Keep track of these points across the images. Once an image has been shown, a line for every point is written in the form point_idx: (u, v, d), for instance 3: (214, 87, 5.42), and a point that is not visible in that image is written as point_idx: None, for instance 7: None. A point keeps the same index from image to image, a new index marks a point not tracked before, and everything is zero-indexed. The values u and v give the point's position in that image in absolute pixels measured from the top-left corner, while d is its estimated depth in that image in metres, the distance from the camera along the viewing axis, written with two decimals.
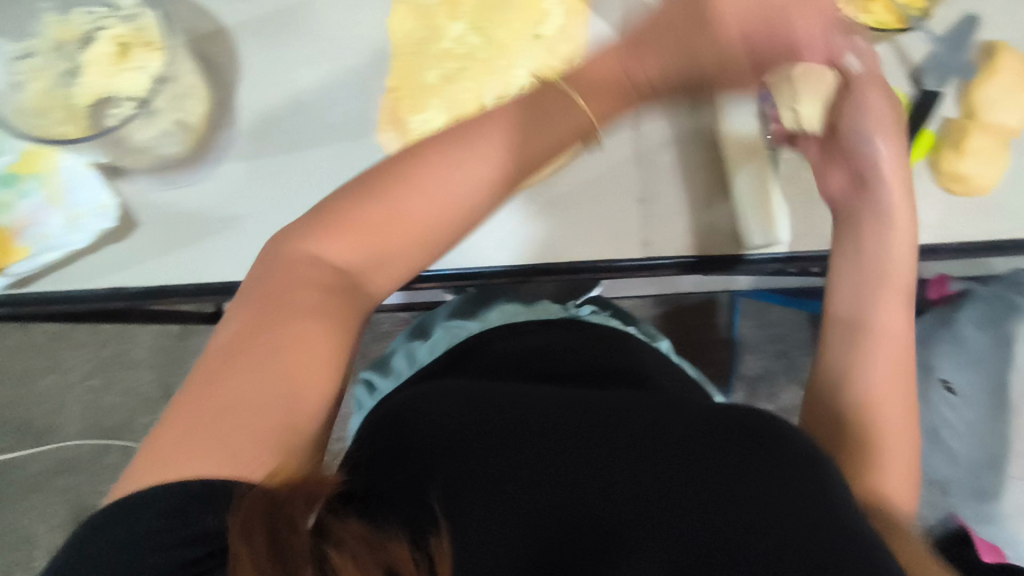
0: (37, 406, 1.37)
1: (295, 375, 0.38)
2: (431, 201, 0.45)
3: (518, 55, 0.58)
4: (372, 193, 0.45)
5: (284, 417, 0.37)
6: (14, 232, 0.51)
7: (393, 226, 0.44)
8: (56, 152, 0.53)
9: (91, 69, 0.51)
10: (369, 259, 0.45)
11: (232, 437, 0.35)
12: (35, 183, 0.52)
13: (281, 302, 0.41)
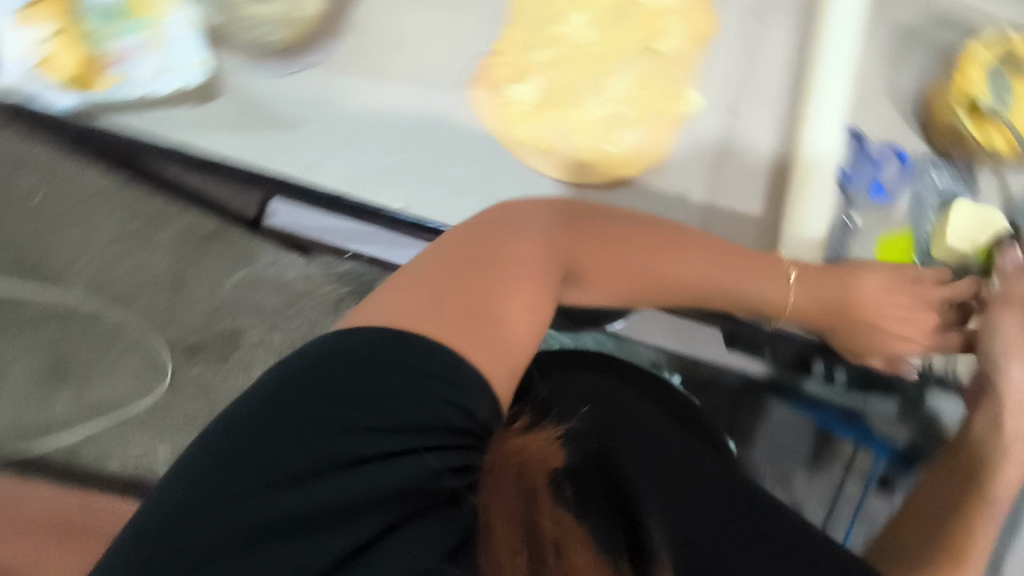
0: (52, 252, 1.41)
1: (505, 317, 0.47)
2: (605, 268, 0.57)
3: (626, 64, 0.65)
4: (571, 222, 0.55)
5: (492, 325, 0.45)
6: (108, 61, 0.66)
7: (539, 296, 0.50)
8: (170, 10, 0.67)
9: None
10: (573, 258, 0.55)
11: (461, 336, 0.44)
12: (129, 25, 0.67)
13: (490, 261, 0.49)
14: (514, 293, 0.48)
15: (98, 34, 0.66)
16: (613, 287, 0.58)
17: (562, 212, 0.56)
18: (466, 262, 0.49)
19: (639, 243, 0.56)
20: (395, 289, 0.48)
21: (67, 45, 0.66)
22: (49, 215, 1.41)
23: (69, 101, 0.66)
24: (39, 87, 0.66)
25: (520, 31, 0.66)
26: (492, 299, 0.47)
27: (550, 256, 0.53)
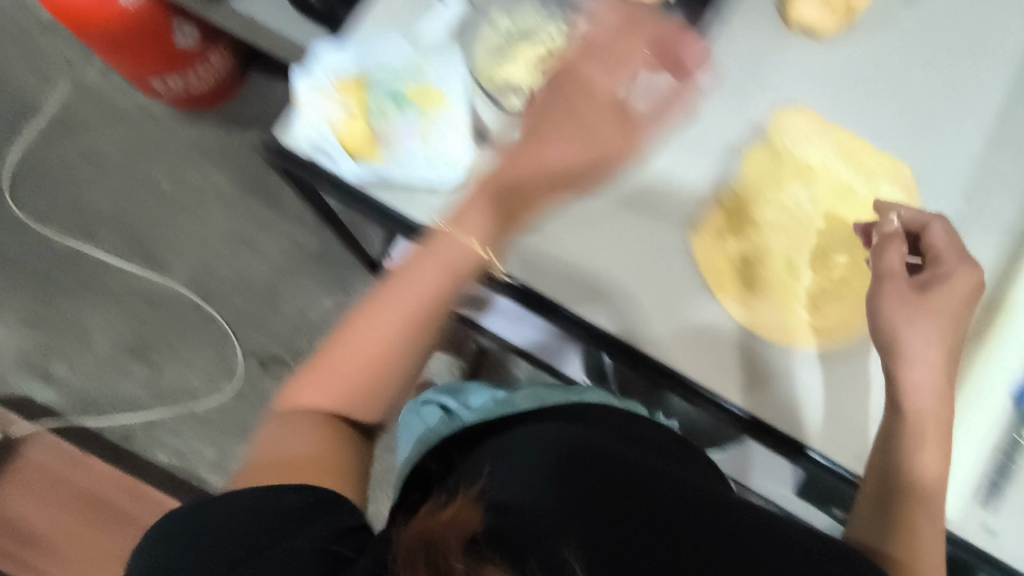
0: (142, 258, 1.55)
1: (342, 373, 0.67)
2: (378, 321, 0.66)
3: (811, 185, 0.82)
4: (359, 329, 0.67)
5: (345, 389, 0.67)
6: (387, 142, 0.78)
7: (358, 403, 0.67)
8: (443, 106, 0.80)
9: (517, 74, 0.81)
10: (356, 381, 0.67)
11: (324, 390, 0.66)
12: (415, 113, 0.79)
13: (330, 369, 0.67)
14: (308, 430, 0.64)
15: (381, 117, 0.79)
16: (361, 380, 0.67)
17: (361, 314, 0.67)
18: (324, 381, 0.67)
19: (382, 350, 0.67)
20: (306, 381, 0.68)
21: (362, 125, 0.78)
22: (152, 199, 1.56)
23: (350, 166, 0.77)
24: (338, 162, 0.78)
25: (766, 182, 0.82)
26: (348, 404, 0.67)
27: (375, 352, 0.66)
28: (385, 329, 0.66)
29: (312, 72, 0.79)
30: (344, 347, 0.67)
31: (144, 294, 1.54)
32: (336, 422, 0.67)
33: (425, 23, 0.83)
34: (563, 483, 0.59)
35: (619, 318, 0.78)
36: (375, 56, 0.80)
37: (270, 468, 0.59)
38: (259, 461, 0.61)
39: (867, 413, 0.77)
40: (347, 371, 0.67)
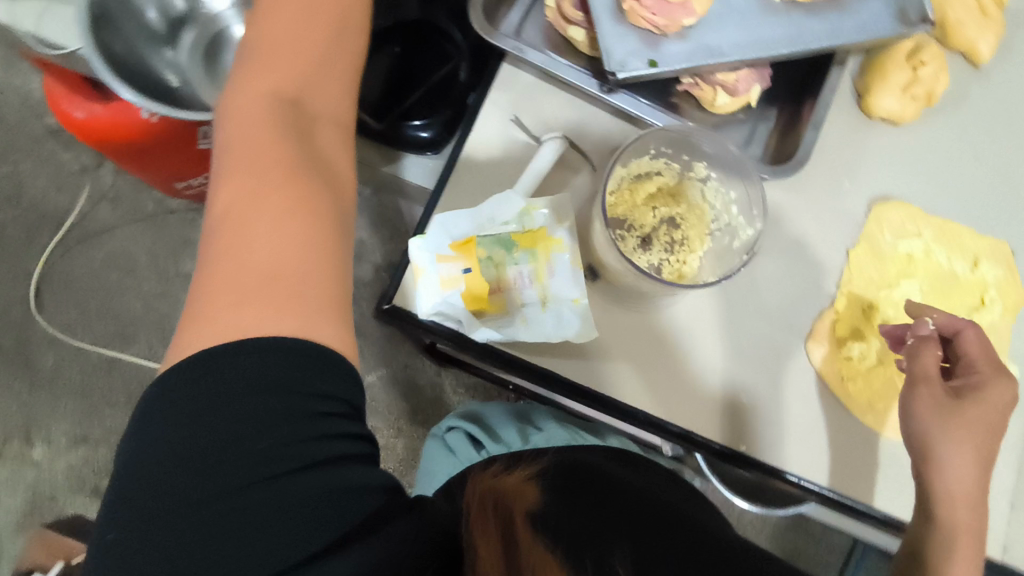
0: (100, 319, 1.20)
1: (264, 267, 0.40)
2: (289, 69, 0.47)
3: (922, 229, 0.65)
4: (311, 132, 0.47)
5: (289, 281, 0.40)
6: (498, 288, 0.58)
7: (294, 222, 0.42)
8: (559, 243, 0.59)
9: (632, 201, 0.59)
10: (310, 231, 0.42)
11: (257, 297, 0.39)
12: (528, 257, 0.59)
13: (244, 166, 0.43)
14: (287, 219, 0.42)
15: (491, 261, 0.58)
16: (269, 93, 0.46)
17: (241, 74, 0.47)
18: (232, 159, 0.44)
19: (279, 80, 0.46)
20: (225, 178, 0.43)
21: (476, 275, 0.57)
22: (112, 246, 1.23)
23: (483, 337, 0.56)
24: (444, 317, 0.57)
25: (871, 287, 0.64)
26: (300, 266, 0.41)
27: (257, 104, 0.45)
28: (321, 42, 0.48)
29: (426, 238, 0.58)
30: (254, 75, 0.46)
31: (106, 358, 1.19)
32: (280, 115, 0.45)
33: (537, 163, 0.60)
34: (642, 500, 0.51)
35: (727, 425, 0.60)
36: (491, 207, 0.59)
37: (222, 287, 0.40)
38: (217, 263, 0.41)
39: (874, 471, 0.61)
40: (268, 87, 0.46)
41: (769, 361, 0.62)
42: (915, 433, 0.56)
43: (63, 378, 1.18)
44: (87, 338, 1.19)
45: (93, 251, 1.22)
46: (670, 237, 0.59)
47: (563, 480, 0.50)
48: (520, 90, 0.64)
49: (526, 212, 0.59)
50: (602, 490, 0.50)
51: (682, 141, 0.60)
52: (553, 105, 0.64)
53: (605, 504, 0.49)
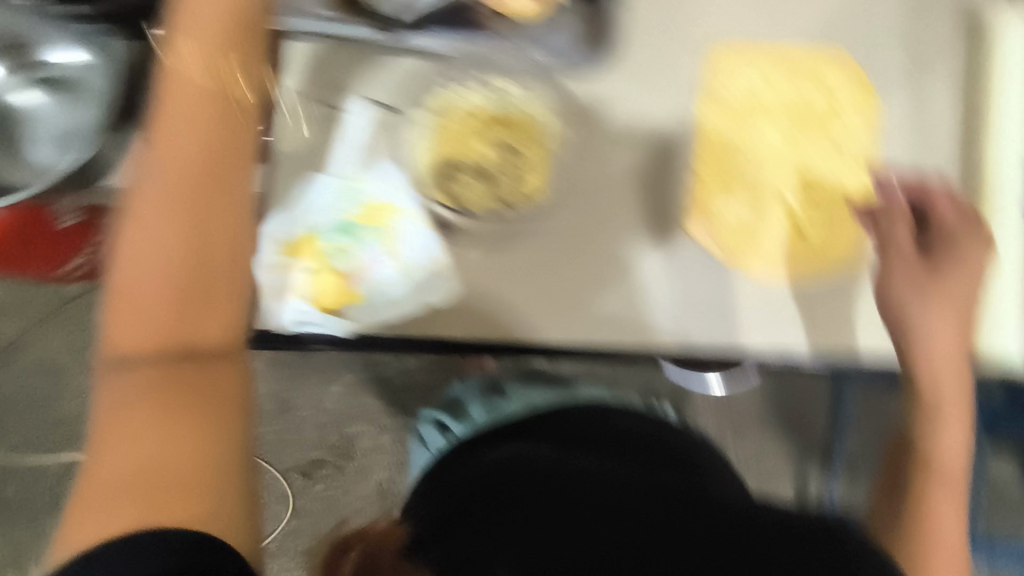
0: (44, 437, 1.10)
1: (146, 460, 0.38)
2: (136, 240, 0.43)
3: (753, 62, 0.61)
4: (140, 277, 0.42)
5: (181, 470, 0.39)
6: (355, 277, 0.55)
7: (183, 440, 0.39)
8: (401, 208, 0.56)
9: (444, 137, 0.57)
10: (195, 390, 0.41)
11: (133, 497, 0.37)
12: (375, 235, 0.55)
13: (135, 416, 0.39)
14: (150, 431, 0.39)
15: (338, 252, 0.55)
16: (160, 338, 0.42)
17: (118, 305, 0.42)
18: (122, 403, 0.40)
19: (158, 315, 0.42)
20: (102, 390, 0.41)
21: (322, 272, 0.54)
22: (18, 359, 1.12)
23: (353, 330, 0.54)
24: (303, 326, 0.54)
25: (729, 133, 0.59)
26: (178, 469, 0.38)
27: (146, 317, 0.42)
28: (176, 240, 0.43)
29: (262, 253, 0.54)
30: (130, 311, 0.42)
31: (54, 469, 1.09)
32: (135, 359, 0.41)
33: (351, 134, 0.57)
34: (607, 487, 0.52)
35: None
36: (316, 198, 0.55)
37: (105, 498, 0.37)
38: (88, 476, 0.38)
39: (851, 318, 0.57)
40: (167, 285, 0.42)
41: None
42: (890, 309, 0.55)
43: (30, 505, 1.08)
44: (30, 461, 1.10)
45: (53, 374, 1.12)
46: (505, 164, 0.57)
47: (493, 493, 0.53)
48: (307, 64, 0.58)
49: (355, 190, 0.56)
50: (533, 486, 0.52)
51: (469, 57, 0.58)
52: (349, 68, 0.58)
53: (539, 495, 0.51)
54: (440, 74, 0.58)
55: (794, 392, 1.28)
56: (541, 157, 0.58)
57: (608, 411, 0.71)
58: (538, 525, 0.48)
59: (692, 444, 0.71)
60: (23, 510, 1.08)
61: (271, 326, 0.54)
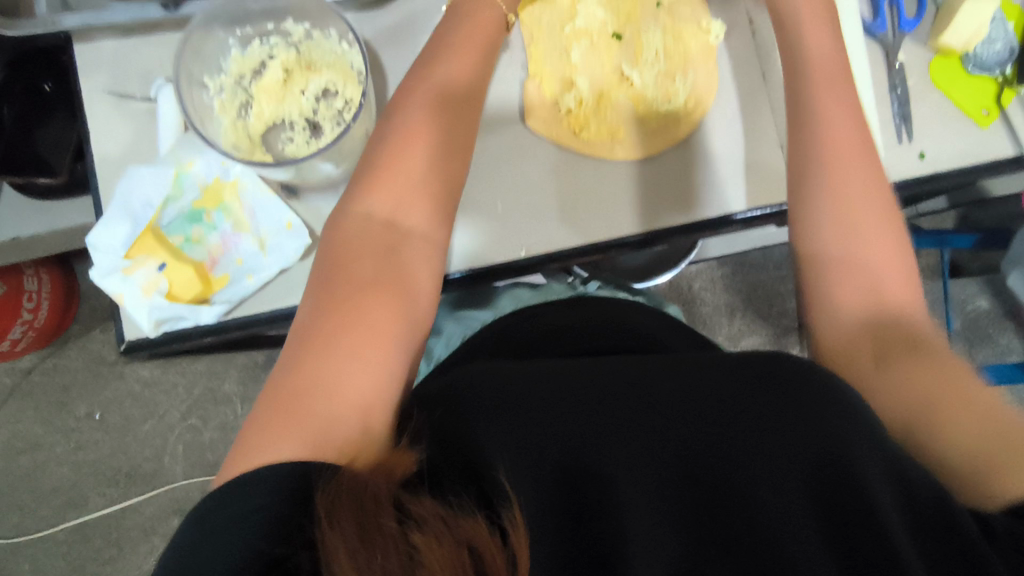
0: (107, 471, 1.30)
1: (333, 349, 0.42)
2: (413, 146, 0.50)
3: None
4: (381, 155, 0.50)
5: (314, 360, 0.42)
6: (213, 262, 0.54)
7: (375, 314, 0.44)
8: (239, 181, 0.55)
9: (263, 96, 0.53)
10: (405, 205, 0.49)
11: (317, 405, 0.40)
12: (223, 215, 0.55)
13: (352, 279, 0.46)
14: (371, 334, 0.43)
15: (190, 241, 0.54)
16: (400, 212, 0.49)
17: (362, 187, 0.50)
18: (331, 270, 0.47)
19: (398, 202, 0.49)
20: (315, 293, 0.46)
21: (175, 264, 0.54)
22: (61, 420, 1.31)
23: (217, 316, 0.53)
24: (171, 322, 0.53)
25: (548, 39, 0.61)
26: (364, 347, 0.43)
27: (366, 236, 0.48)
28: (420, 170, 0.50)
29: (101, 263, 0.53)
30: (374, 191, 0.49)
31: (126, 500, 1.29)
32: (388, 231, 0.48)
33: (164, 118, 0.54)
34: (605, 425, 0.40)
35: (513, 235, 0.59)
36: (142, 192, 0.54)
37: (282, 402, 0.40)
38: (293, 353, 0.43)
39: (718, 167, 0.59)
40: (394, 196, 0.49)
41: (505, 151, 0.59)
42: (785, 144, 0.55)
43: (112, 538, 1.28)
44: (101, 503, 1.29)
45: (90, 424, 1.29)
46: (333, 108, 0.53)
47: (449, 398, 0.43)
48: (106, 63, 0.56)
49: (182, 175, 0.54)
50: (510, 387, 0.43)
51: (246, 10, 0.52)
52: (149, 53, 0.56)
53: (506, 385, 0.42)
54: (225, 29, 0.52)
55: (753, 272, 1.29)
56: (355, 89, 0.52)
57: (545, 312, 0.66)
58: (515, 410, 0.41)
59: (632, 309, 0.66)
60: (115, 540, 1.28)
61: (138, 332, 0.53)
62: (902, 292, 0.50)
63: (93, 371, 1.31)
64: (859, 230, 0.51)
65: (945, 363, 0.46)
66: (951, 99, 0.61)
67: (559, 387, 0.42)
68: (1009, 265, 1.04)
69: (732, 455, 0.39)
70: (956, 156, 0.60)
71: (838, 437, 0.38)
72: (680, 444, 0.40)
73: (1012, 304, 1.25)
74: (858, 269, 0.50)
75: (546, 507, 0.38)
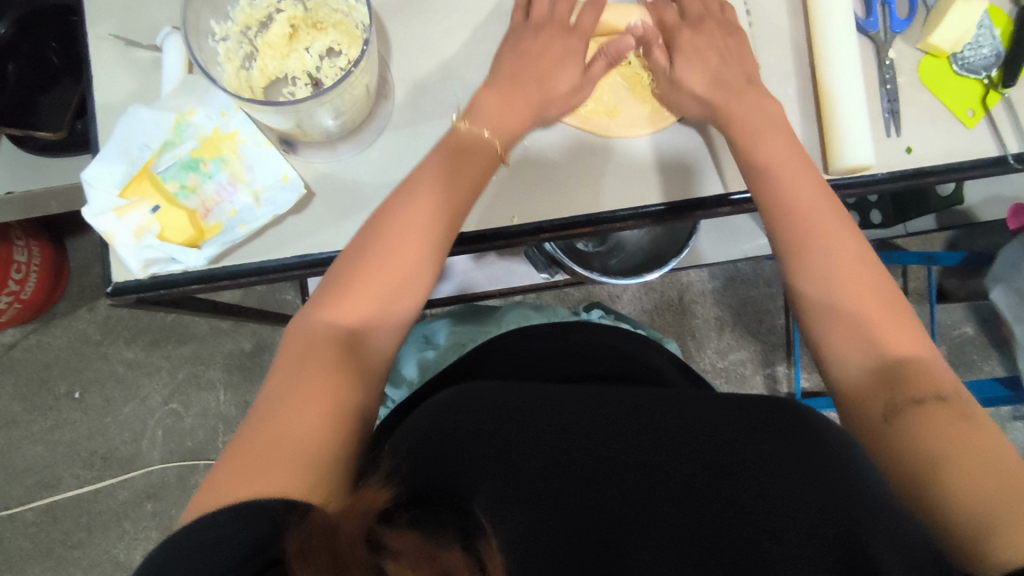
0: (82, 452, 1.28)
1: (287, 423, 0.42)
2: (420, 207, 0.53)
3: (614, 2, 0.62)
4: (392, 225, 0.52)
5: (277, 438, 0.41)
6: (207, 211, 0.54)
7: (320, 373, 0.45)
8: (238, 133, 0.55)
9: (267, 51, 0.54)
10: (383, 295, 0.50)
11: (269, 470, 0.40)
12: (220, 165, 0.55)
13: (310, 362, 0.46)
14: (321, 396, 0.44)
15: (186, 190, 0.54)
16: (369, 316, 0.50)
17: (333, 292, 0.50)
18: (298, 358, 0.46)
19: (374, 303, 0.50)
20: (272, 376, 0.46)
21: (169, 209, 0.54)
22: (39, 397, 1.29)
23: (208, 262, 0.54)
24: (162, 265, 0.54)
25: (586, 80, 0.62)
26: (316, 416, 0.43)
27: (319, 323, 0.49)
28: (413, 239, 0.52)
29: (95, 203, 0.53)
30: (339, 300, 0.50)
31: (99, 482, 1.27)
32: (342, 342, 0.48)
33: (167, 64, 0.55)
34: (596, 468, 0.44)
35: (504, 206, 0.59)
36: (142, 134, 0.54)
37: (249, 459, 0.40)
38: (252, 433, 0.42)
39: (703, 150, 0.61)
40: (356, 309, 0.49)
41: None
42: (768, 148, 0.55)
43: (81, 521, 1.25)
44: (74, 485, 1.27)
45: (68, 403, 1.27)
46: (335, 67, 0.54)
47: (449, 423, 0.46)
48: (114, 13, 0.57)
49: (183, 123, 0.55)
50: (498, 420, 0.46)
51: None
52: (157, 6, 0.57)
53: (494, 413, 0.46)
54: None
55: (744, 286, 1.30)
56: (358, 48, 0.53)
57: (537, 332, 0.67)
58: (499, 447, 0.45)
59: (631, 340, 0.67)
60: (85, 523, 1.25)
61: (127, 275, 0.54)
62: (903, 347, 0.47)
63: (76, 350, 1.29)
64: (865, 325, 0.48)
65: (961, 415, 0.43)
66: (939, 99, 0.63)
67: (544, 420, 0.46)
68: (991, 283, 1.01)
69: (731, 489, 0.43)
70: (942, 154, 0.62)
71: (818, 454, 0.43)
72: (673, 481, 0.44)
73: (998, 331, 1.28)
74: (864, 330, 0.48)
75: (531, 536, 0.43)
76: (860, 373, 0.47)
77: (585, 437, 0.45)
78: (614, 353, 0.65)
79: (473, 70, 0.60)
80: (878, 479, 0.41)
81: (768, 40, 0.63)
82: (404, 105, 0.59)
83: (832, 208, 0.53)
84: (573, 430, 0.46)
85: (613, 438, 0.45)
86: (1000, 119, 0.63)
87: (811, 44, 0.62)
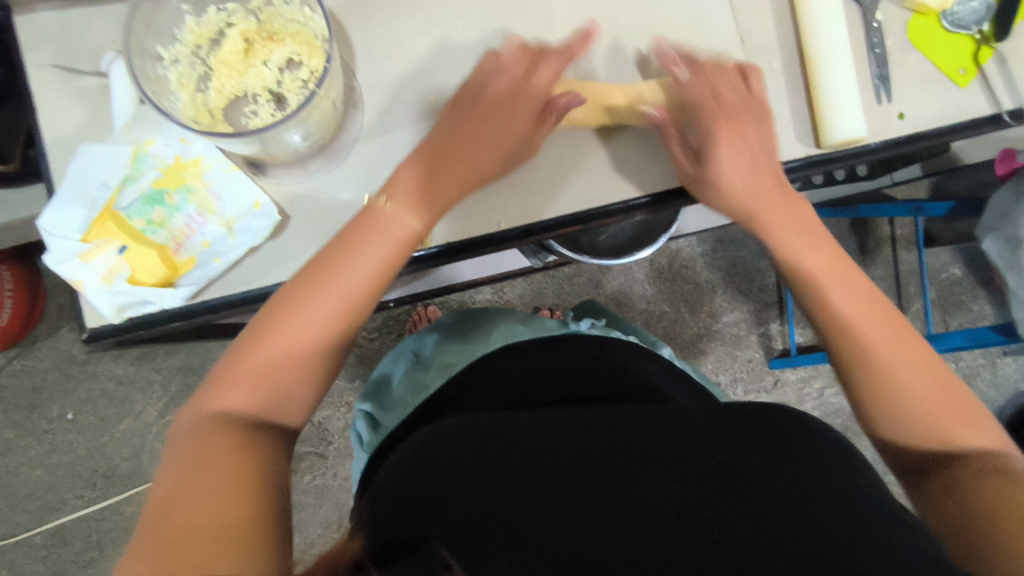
0: (82, 473, 1.26)
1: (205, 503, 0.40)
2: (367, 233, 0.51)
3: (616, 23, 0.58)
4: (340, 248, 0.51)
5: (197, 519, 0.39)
6: (178, 245, 0.52)
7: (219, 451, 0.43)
8: (202, 159, 0.52)
9: (222, 69, 0.50)
10: (297, 353, 0.49)
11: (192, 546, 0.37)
12: (186, 196, 0.52)
13: (208, 449, 0.44)
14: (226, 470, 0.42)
15: (153, 225, 0.51)
16: (259, 403, 0.48)
17: (242, 351, 0.49)
18: (200, 441, 0.44)
19: (270, 383, 0.48)
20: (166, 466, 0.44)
21: (137, 248, 0.51)
22: (31, 421, 1.26)
23: (184, 300, 0.52)
24: (138, 307, 0.52)
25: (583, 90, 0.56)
26: (231, 504, 0.40)
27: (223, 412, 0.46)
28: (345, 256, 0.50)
29: (56, 250, 0.50)
30: (246, 360, 0.48)
31: (105, 500, 1.26)
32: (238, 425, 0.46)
33: (117, 93, 0.52)
34: (584, 499, 0.45)
35: (491, 211, 0.56)
36: (98, 171, 0.51)
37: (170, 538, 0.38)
38: (173, 511, 0.39)
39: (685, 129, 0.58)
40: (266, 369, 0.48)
41: None
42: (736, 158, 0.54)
43: (91, 540, 1.25)
44: (78, 506, 1.25)
45: (62, 425, 1.25)
46: (297, 79, 0.50)
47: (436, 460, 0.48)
48: (52, 36, 0.52)
49: (141, 154, 0.51)
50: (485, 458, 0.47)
51: None
52: (97, 25, 0.53)
53: (486, 450, 0.47)
54: None
55: (735, 248, 1.29)
56: (319, 58, 0.49)
57: (527, 353, 0.65)
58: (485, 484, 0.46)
59: (627, 358, 0.66)
60: (95, 542, 1.25)
61: (101, 321, 0.52)
62: (983, 441, 0.48)
63: (63, 371, 1.26)
64: (918, 399, 0.50)
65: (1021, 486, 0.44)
66: (928, 57, 0.61)
67: (534, 456, 0.47)
68: (982, 230, 1.00)
69: (713, 515, 0.43)
70: (934, 116, 0.60)
71: (804, 473, 0.45)
72: (660, 507, 0.44)
73: (986, 271, 1.29)
74: (930, 419, 0.49)
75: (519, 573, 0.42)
76: (915, 446, 0.49)
77: (574, 467, 0.46)
78: (609, 367, 0.63)
79: (444, 69, 0.56)
80: (862, 497, 0.43)
81: (750, 10, 0.60)
82: (374, 110, 0.55)
83: (851, 269, 0.55)
84: (561, 461, 0.47)
85: (602, 466, 0.46)
86: (992, 74, 0.61)
87: (794, 12, 0.59)
